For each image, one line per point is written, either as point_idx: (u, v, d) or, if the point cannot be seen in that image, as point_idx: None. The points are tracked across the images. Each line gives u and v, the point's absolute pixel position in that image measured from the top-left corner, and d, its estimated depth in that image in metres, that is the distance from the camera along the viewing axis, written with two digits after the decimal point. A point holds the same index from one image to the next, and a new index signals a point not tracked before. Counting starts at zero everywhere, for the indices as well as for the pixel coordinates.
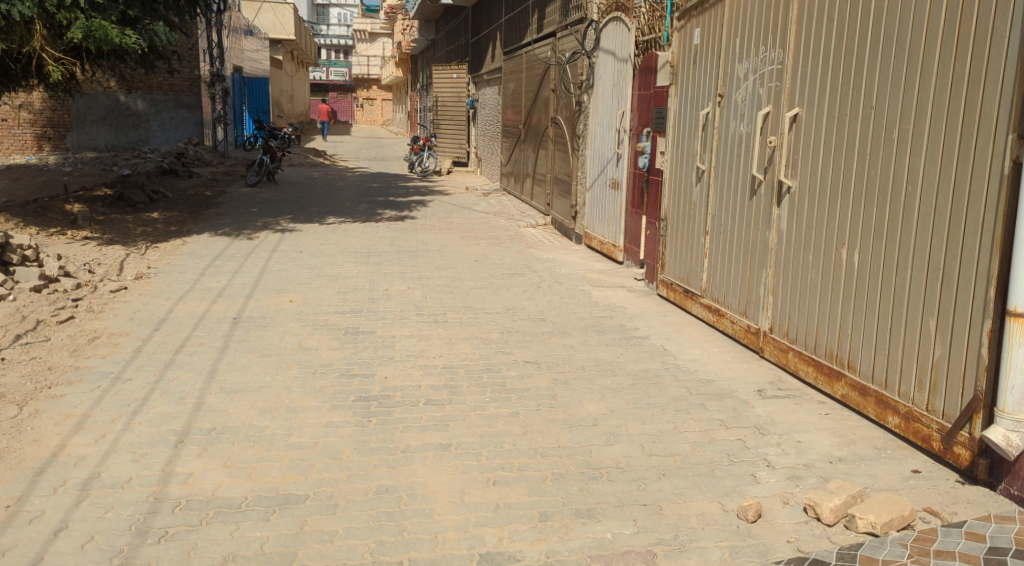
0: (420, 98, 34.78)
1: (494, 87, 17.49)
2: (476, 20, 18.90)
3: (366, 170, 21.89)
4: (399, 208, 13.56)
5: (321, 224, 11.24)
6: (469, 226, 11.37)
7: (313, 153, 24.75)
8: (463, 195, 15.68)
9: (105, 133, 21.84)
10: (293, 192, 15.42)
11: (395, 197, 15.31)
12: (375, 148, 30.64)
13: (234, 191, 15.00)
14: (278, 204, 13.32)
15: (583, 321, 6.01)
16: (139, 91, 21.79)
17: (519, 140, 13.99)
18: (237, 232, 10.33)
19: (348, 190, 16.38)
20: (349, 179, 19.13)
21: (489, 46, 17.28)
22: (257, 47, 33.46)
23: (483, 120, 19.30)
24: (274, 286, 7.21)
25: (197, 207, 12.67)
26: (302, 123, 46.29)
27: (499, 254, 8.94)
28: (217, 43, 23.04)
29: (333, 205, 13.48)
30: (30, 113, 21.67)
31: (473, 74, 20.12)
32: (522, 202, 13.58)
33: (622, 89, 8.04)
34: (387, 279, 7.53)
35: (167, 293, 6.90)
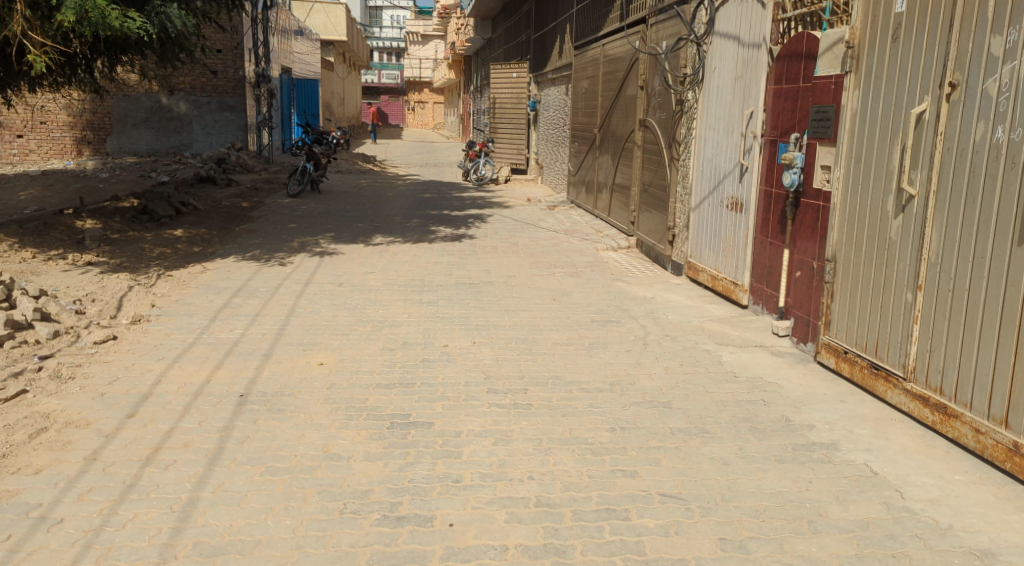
0: (475, 102, 33.25)
1: (560, 86, 15.74)
2: (541, 13, 17.20)
3: (418, 177, 20.38)
4: (456, 224, 11.94)
5: (367, 244, 9.63)
6: (538, 249, 9.66)
7: (362, 159, 23.34)
8: (526, 208, 14.00)
9: (146, 136, 20.71)
10: (338, 203, 13.91)
11: (451, 210, 13.69)
12: (428, 153, 29.19)
13: (273, 202, 13.57)
14: (320, 218, 11.82)
15: (728, 411, 4.20)
16: (181, 92, 20.63)
17: (592, 147, 12.22)
18: (270, 254, 8.80)
19: (399, 201, 14.83)
20: (400, 188, 17.63)
21: (556, 41, 15.55)
22: (307, 48, 32.29)
23: (546, 123, 17.61)
24: (302, 338, 5.56)
25: (229, 222, 11.25)
26: (353, 128, 45.26)
27: (584, 291, 7.16)
28: (263, 41, 21.76)
29: (381, 221, 11.94)
30: (67, 115, 20.65)
31: (535, 73, 18.42)
32: (596, 218, 11.81)
33: (751, 82, 6.22)
34: (447, 329, 5.82)
35: (162, 347, 5.28)
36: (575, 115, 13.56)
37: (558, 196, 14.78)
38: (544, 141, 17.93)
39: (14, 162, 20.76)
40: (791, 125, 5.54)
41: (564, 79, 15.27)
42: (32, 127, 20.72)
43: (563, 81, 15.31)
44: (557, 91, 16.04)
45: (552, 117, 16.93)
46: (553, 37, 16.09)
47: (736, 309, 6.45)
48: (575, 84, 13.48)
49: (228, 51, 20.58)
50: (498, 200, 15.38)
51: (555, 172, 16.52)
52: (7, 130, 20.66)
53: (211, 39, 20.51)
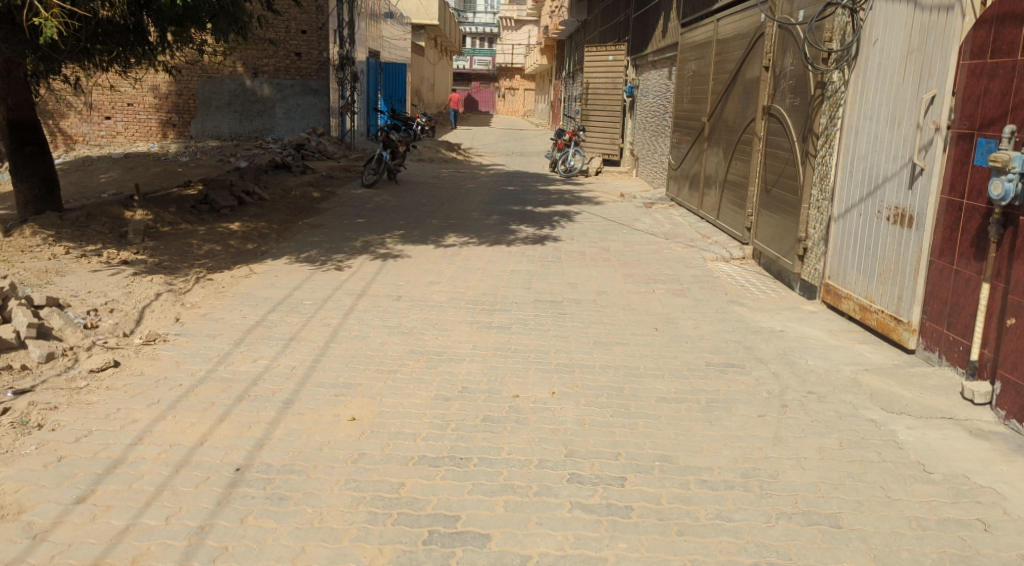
0: (568, 88, 31.88)
1: (663, 69, 14.23)
2: None
3: (503, 167, 19.23)
4: (540, 223, 10.69)
5: (438, 247, 8.52)
6: (635, 256, 8.29)
7: (447, 146, 22.36)
8: (619, 205, 12.63)
9: (229, 120, 20.27)
10: (414, 196, 12.90)
11: (536, 206, 12.46)
12: (516, 141, 28.05)
13: (346, 194, 12.66)
14: (392, 213, 10.80)
15: (932, 542, 2.79)
16: (265, 74, 20.08)
17: (698, 138, 10.74)
18: (327, 256, 7.77)
19: (480, 194, 13.70)
20: (483, 179, 16.51)
21: (660, 18, 14.04)
22: (397, 32, 31.57)
23: (644, 110, 16.12)
24: (339, 376, 4.40)
25: (293, 214, 10.35)
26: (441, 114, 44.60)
27: (695, 319, 5.77)
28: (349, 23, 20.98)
29: (459, 218, 10.82)
30: (154, 97, 20.18)
31: (635, 56, 16.94)
32: (700, 220, 10.33)
33: (935, 55, 4.69)
34: (522, 370, 4.56)
35: (164, 382, 4.22)
36: (679, 101, 12.08)
37: (656, 192, 13.32)
38: (641, 130, 16.45)
39: (103, 145, 20.41)
40: (1003, 112, 4.03)
41: (667, 60, 13.77)
42: (120, 108, 20.31)
43: (666, 62, 13.81)
44: (659, 74, 14.53)
45: (651, 104, 15.45)
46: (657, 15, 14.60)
47: (897, 354, 4.98)
48: (681, 66, 11.99)
49: (313, 32, 19.95)
50: (588, 194, 14.05)
51: (653, 165, 15.04)
52: (96, 112, 20.29)
53: (296, 20, 19.91)
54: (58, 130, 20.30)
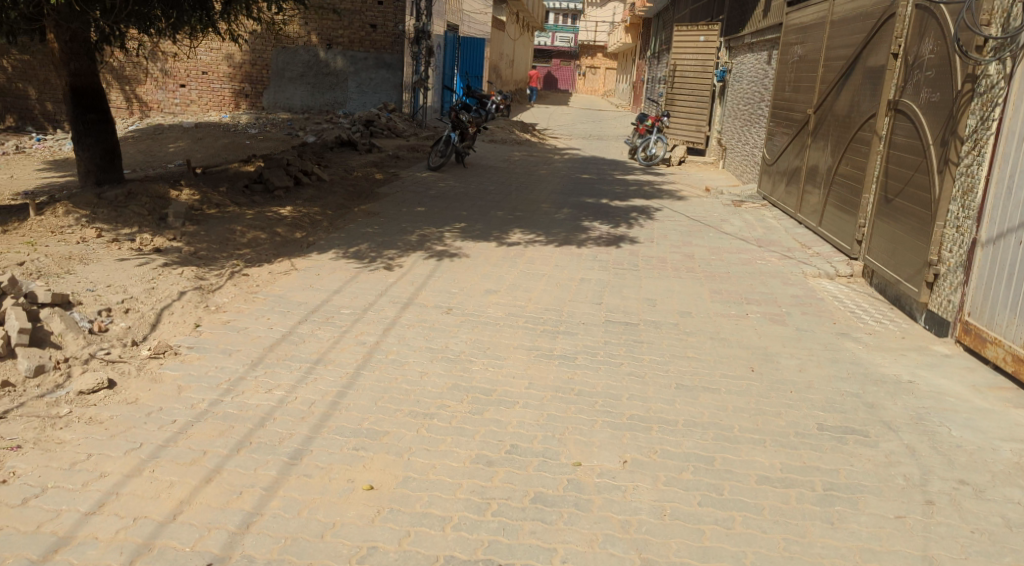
0: (651, 69, 30.65)
1: (761, 52, 13.03)
2: None
3: (579, 152, 18.29)
4: (616, 219, 9.78)
5: (500, 246, 7.78)
6: (723, 268, 7.31)
7: (522, 127, 21.52)
8: (702, 201, 11.59)
9: (302, 93, 19.87)
10: (481, 182, 12.14)
11: (611, 198, 11.53)
12: (594, 123, 26.99)
13: (410, 178, 11.99)
14: (456, 203, 10.07)
15: None
16: (340, 47, 19.56)
17: (800, 133, 9.62)
18: (378, 252, 7.06)
19: (552, 183, 12.85)
20: (556, 165, 15.63)
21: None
22: (478, 6, 30.72)
23: (735, 97, 14.91)
24: (365, 420, 3.64)
25: (351, 199, 9.72)
26: (519, 92, 43.77)
27: (798, 361, 4.82)
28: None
29: (527, 211, 10.02)
30: (228, 66, 19.86)
31: (728, 38, 15.72)
32: (797, 225, 9.23)
33: None
34: (586, 426, 3.73)
35: (157, 417, 3.52)
36: (779, 89, 10.92)
37: (744, 188, 12.21)
38: (730, 118, 15.24)
39: (176, 113, 20.21)
40: None
41: (767, 44, 12.56)
42: (194, 76, 20.01)
43: (766, 45, 12.59)
44: (756, 58, 13.32)
45: (744, 90, 14.24)
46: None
47: None
48: (784, 50, 10.82)
49: (390, 3, 19.26)
50: (670, 187, 13.03)
51: (742, 157, 13.87)
52: (171, 79, 20.03)
53: None
54: (133, 96, 20.14)
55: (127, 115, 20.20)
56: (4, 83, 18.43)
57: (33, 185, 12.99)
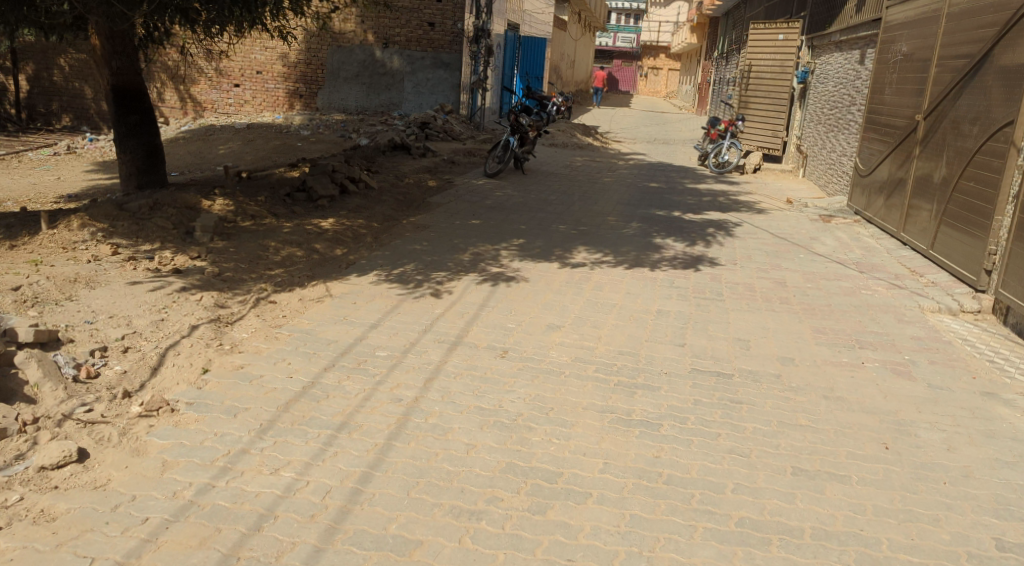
0: (719, 70, 29.46)
1: (853, 52, 11.87)
2: None
3: (644, 158, 17.32)
4: (690, 236, 8.83)
5: (563, 268, 6.94)
6: (823, 302, 6.30)
7: (583, 130, 20.63)
8: (784, 215, 10.54)
9: (358, 93, 19.30)
10: (541, 191, 11.31)
11: (684, 210, 10.56)
12: (658, 126, 25.96)
13: (465, 185, 11.23)
14: (513, 215, 9.27)
15: None
16: (396, 45, 18.93)
17: (907, 140, 8.56)
18: (425, 275, 6.26)
19: (616, 192, 11.94)
20: (620, 172, 14.71)
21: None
22: (540, 4, 29.90)
23: (819, 100, 13.74)
24: (392, 522, 2.81)
25: (400, 210, 8.98)
26: (579, 93, 42.86)
27: (945, 435, 3.82)
28: None
29: (592, 224, 9.15)
30: (283, 66, 19.37)
31: (812, 36, 14.56)
32: (901, 245, 8.20)
33: None
34: (683, 537, 2.85)
35: (125, 515, 2.74)
36: (880, 92, 9.79)
37: (832, 201, 11.09)
38: (813, 122, 14.07)
39: (230, 113, 19.80)
40: None
41: (863, 41, 11.41)
42: (249, 76, 19.56)
43: (862, 43, 11.45)
44: (847, 57, 12.17)
45: (829, 92, 13.09)
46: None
47: None
48: (888, 49, 9.71)
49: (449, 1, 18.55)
50: (746, 197, 11.99)
51: (826, 165, 12.72)
52: (226, 78, 19.62)
53: None
54: (188, 96, 19.82)
55: (181, 115, 19.91)
56: (60, 81, 18.26)
57: (78, 187, 12.60)
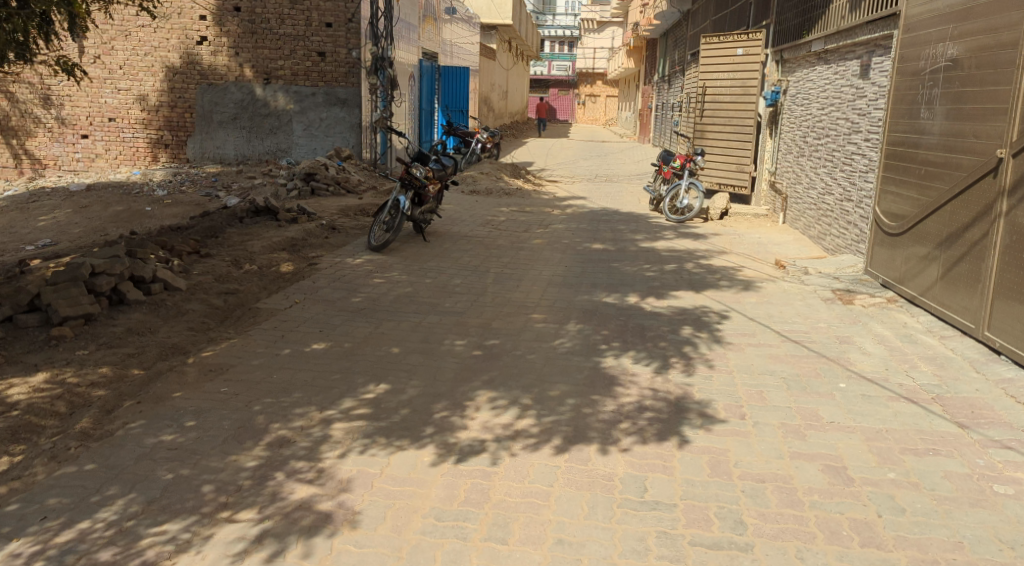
0: (663, 95, 26.98)
1: (850, 63, 9.11)
2: None
3: (584, 203, 14.40)
4: (654, 349, 5.77)
5: (439, 469, 3.73)
6: (941, 536, 3.21)
7: (512, 170, 17.62)
8: (781, 292, 7.56)
9: (237, 140, 16.01)
10: (443, 272, 8.17)
11: (641, 292, 7.52)
12: (598, 160, 23.23)
13: (336, 268, 8.03)
14: (387, 326, 6.08)
15: None
16: (281, 80, 15.73)
17: (975, 190, 5.70)
18: (129, 544, 2.98)
19: (548, 264, 8.88)
20: (555, 226, 11.69)
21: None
22: (462, 30, 27.10)
23: (801, 128, 10.97)
24: None
25: (205, 331, 5.73)
26: (515, 127, 40.34)
27: None
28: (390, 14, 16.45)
29: (506, 335, 6.01)
30: (142, 110, 15.93)
31: (788, 50, 11.83)
32: (991, 354, 5.26)
33: None
34: None
35: None
36: (914, 115, 6.92)
37: (840, 265, 8.18)
38: (793, 155, 11.28)
39: (78, 171, 16.24)
40: None
41: (865, 49, 8.65)
42: (99, 124, 16.06)
43: (865, 51, 8.69)
44: (841, 73, 9.41)
45: (815, 119, 10.32)
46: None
47: None
48: (922, 55, 6.86)
49: (341, 26, 15.51)
50: (719, 261, 9.06)
51: (819, 212, 9.90)
52: (70, 128, 16.08)
53: (320, 9, 15.43)
54: (24, 152, 16.23)
55: (16, 174, 16.32)
56: None
57: None
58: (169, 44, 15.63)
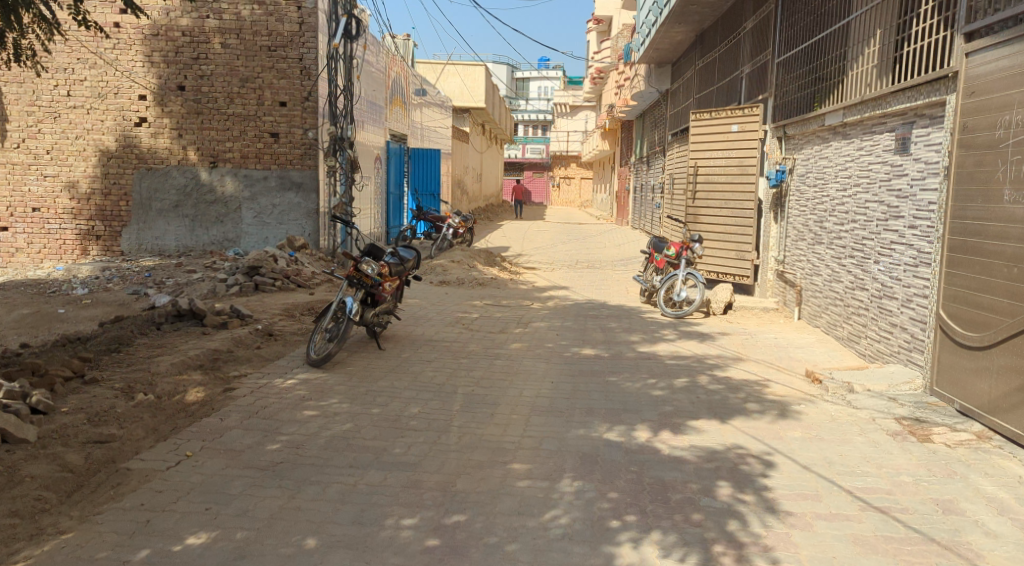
0: (642, 175, 25.96)
1: (881, 136, 7.74)
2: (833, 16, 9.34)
3: (567, 294, 12.85)
4: (686, 528, 4.06)
5: None
6: None
7: (486, 257, 16.04)
8: (829, 420, 5.93)
9: (178, 229, 14.38)
10: (398, 396, 6.43)
11: (651, 424, 5.84)
12: (578, 243, 21.89)
13: (260, 394, 6.30)
14: (309, 494, 4.32)
15: None
16: (229, 163, 14.24)
17: None
18: None
19: (530, 378, 7.17)
20: (536, 323, 10.06)
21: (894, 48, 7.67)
22: (434, 113, 26.06)
23: (816, 213, 9.60)
24: None
25: (35, 518, 3.94)
26: (490, 210, 39.32)
27: None
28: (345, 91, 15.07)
29: (476, 507, 4.28)
30: (71, 199, 14.31)
31: (794, 125, 10.56)
32: None
33: None
34: None
35: None
36: (995, 199, 5.46)
37: (893, 381, 6.64)
38: (807, 243, 9.89)
39: None
40: None
41: (901, 120, 7.31)
42: (21, 215, 14.40)
43: (901, 122, 7.31)
44: (868, 149, 8.04)
45: (836, 202, 8.93)
46: (868, 39, 8.19)
47: None
48: (1001, 123, 5.44)
49: (295, 104, 14.14)
50: (738, 373, 7.44)
51: (851, 310, 8.39)
52: None
53: (273, 87, 14.10)
54: None
55: None
56: None
57: None
58: (104, 125, 14.12)
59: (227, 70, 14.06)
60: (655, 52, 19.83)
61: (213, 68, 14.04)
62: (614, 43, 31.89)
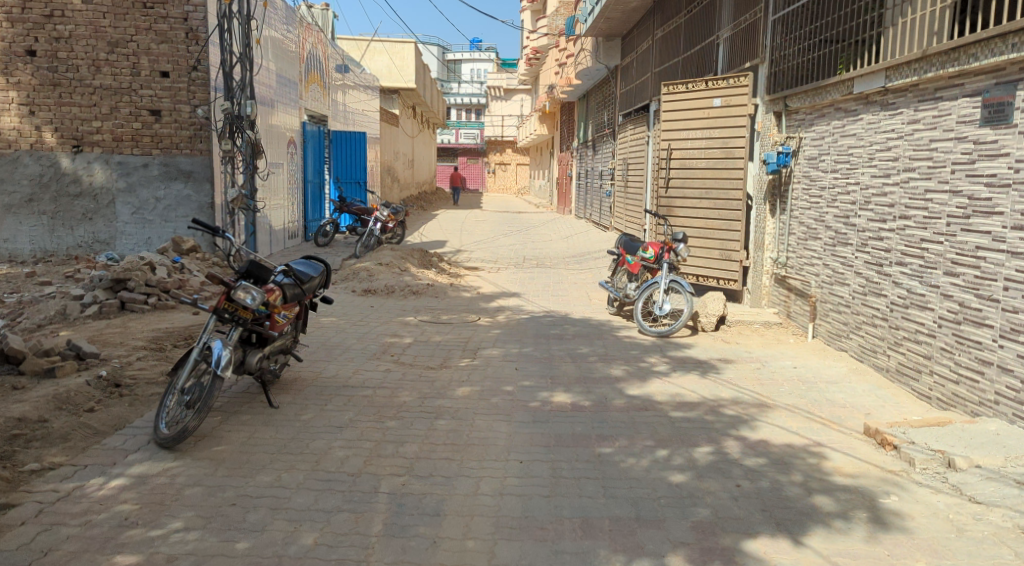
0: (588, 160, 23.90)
1: (954, 101, 5.78)
2: None
3: (518, 303, 10.62)
4: None
5: None
6: None
7: (420, 257, 13.65)
8: (953, 532, 3.88)
9: (34, 229, 11.65)
10: (284, 507, 4.10)
11: (688, 553, 3.69)
12: (522, 235, 19.70)
13: (54, 517, 3.89)
14: None
15: None
16: (97, 147, 11.52)
17: None
18: None
19: (489, 455, 4.92)
20: (487, 351, 7.79)
21: None
22: (359, 93, 23.46)
23: (837, 206, 7.63)
24: None
25: None
26: (424, 197, 36.91)
27: None
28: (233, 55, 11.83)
29: None
30: None
31: (800, 99, 8.52)
32: None
33: None
34: None
35: None
36: None
37: (1010, 451, 4.62)
38: (823, 244, 7.90)
39: None
40: None
41: (995, 78, 5.35)
42: None
43: (994, 81, 5.35)
44: (930, 121, 6.06)
45: (871, 193, 6.96)
46: None
47: None
48: None
49: (180, 74, 11.48)
50: (776, 434, 5.34)
51: (900, 336, 6.41)
52: None
53: (151, 53, 11.41)
54: None
55: None
56: None
57: None
58: None
59: (91, 31, 11.33)
60: (605, 23, 17.63)
61: (73, 29, 11.30)
62: (551, 20, 29.63)
